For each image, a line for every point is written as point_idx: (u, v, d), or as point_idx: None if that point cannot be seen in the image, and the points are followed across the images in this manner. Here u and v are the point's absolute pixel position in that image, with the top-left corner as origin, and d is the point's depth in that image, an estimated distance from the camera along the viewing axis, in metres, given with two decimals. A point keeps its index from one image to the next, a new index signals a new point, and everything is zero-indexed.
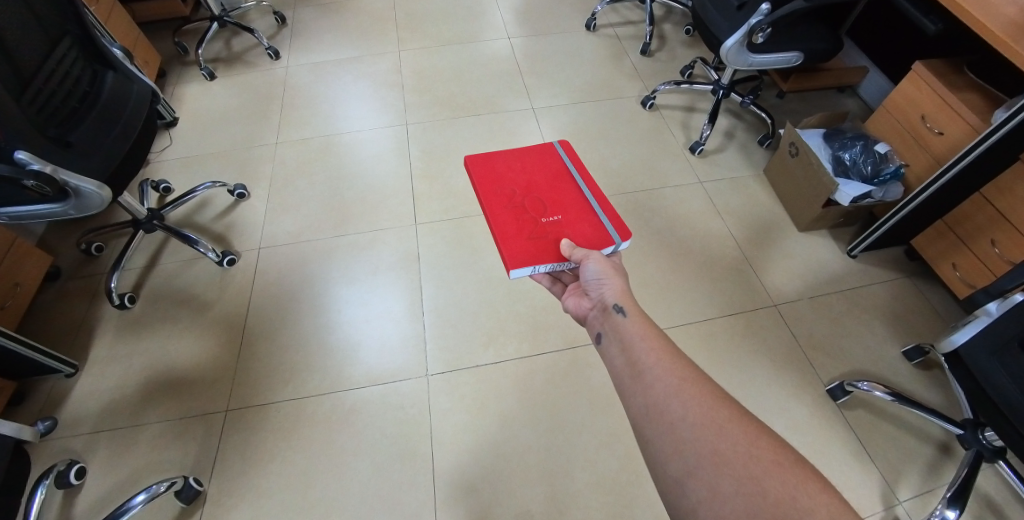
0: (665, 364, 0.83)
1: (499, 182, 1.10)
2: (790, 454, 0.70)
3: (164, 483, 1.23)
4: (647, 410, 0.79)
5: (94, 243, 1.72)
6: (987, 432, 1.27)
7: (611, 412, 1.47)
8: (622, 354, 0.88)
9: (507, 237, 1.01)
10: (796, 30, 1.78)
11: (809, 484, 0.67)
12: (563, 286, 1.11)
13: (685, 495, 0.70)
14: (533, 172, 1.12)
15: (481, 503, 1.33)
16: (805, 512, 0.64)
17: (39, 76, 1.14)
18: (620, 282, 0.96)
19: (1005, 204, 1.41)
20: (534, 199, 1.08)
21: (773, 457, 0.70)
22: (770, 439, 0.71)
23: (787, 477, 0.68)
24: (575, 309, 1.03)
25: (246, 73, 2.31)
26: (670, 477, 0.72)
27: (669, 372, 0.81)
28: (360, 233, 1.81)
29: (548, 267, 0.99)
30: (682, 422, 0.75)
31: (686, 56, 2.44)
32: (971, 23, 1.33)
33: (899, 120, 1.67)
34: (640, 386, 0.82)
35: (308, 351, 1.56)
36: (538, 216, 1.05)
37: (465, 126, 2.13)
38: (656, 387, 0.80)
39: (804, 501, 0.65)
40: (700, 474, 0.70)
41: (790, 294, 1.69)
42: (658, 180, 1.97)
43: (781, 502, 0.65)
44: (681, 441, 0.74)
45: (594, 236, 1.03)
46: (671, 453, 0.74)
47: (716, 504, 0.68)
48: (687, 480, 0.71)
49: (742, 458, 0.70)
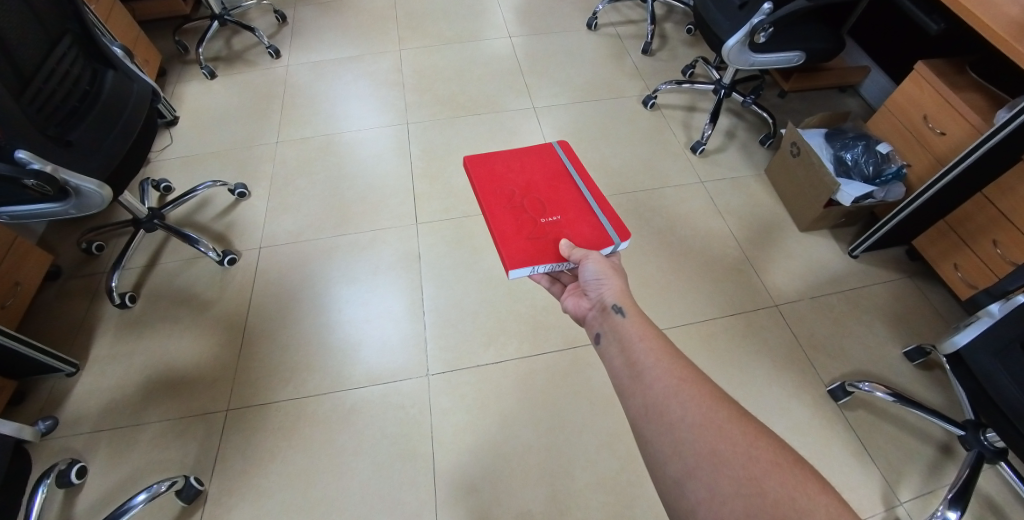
0: (664, 365, 0.82)
1: (499, 182, 1.10)
2: (790, 454, 0.70)
3: (165, 482, 1.23)
4: (646, 410, 0.79)
5: (94, 242, 1.72)
6: (988, 433, 1.27)
7: (612, 412, 1.47)
8: (621, 354, 0.87)
9: (506, 237, 1.01)
10: (797, 29, 1.78)
11: (809, 485, 0.67)
12: (562, 286, 1.11)
13: (685, 495, 0.70)
14: (533, 173, 1.12)
15: (481, 503, 1.33)
16: (805, 512, 0.64)
17: (39, 75, 1.14)
18: (619, 283, 0.96)
19: (1006, 204, 1.41)
20: (533, 199, 1.08)
21: (773, 457, 0.70)
22: (770, 440, 0.71)
23: (787, 478, 0.67)
24: (574, 309, 1.02)
25: (246, 72, 2.31)
26: (670, 477, 0.72)
27: (668, 373, 0.81)
28: (360, 232, 1.81)
29: (547, 267, 0.99)
30: (682, 422, 0.75)
31: (687, 55, 2.44)
32: (974, 23, 1.32)
33: (901, 121, 1.67)
34: (639, 387, 0.81)
35: (308, 350, 1.56)
36: (537, 216, 1.05)
37: (465, 126, 2.12)
38: (655, 387, 0.80)
39: (804, 501, 0.65)
40: (699, 474, 0.70)
41: (791, 294, 1.69)
42: (659, 180, 1.96)
43: (781, 503, 0.65)
44: (681, 442, 0.73)
45: (594, 236, 1.03)
46: (671, 454, 0.73)
47: (716, 505, 0.67)
48: (686, 481, 0.71)
49: (741, 459, 0.70)
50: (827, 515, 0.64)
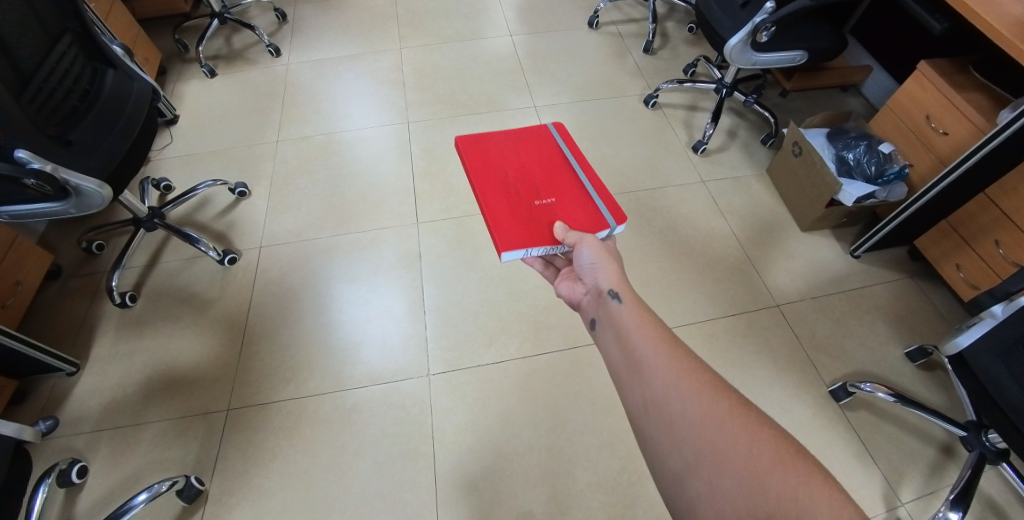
0: (663, 358, 0.81)
1: (492, 166, 1.09)
2: (790, 445, 0.69)
3: (166, 482, 1.22)
4: (645, 405, 0.78)
5: (95, 241, 1.71)
6: (991, 434, 1.25)
7: (613, 412, 1.47)
8: (619, 345, 0.87)
9: (500, 221, 1.00)
10: (800, 28, 1.77)
11: (809, 477, 0.66)
12: (555, 270, 1.10)
13: (684, 489, 0.71)
14: (528, 157, 1.12)
15: (483, 503, 1.33)
16: (804, 506, 0.64)
17: (39, 74, 1.13)
18: (615, 268, 0.95)
19: (1009, 204, 1.40)
20: (528, 183, 1.07)
21: (772, 449, 0.69)
22: (773, 434, 0.70)
23: (786, 471, 0.67)
24: (568, 294, 1.03)
25: (246, 70, 2.30)
26: (669, 472, 0.73)
27: (667, 363, 0.80)
28: (361, 232, 1.80)
29: (541, 250, 0.99)
30: (680, 416, 0.75)
31: (689, 53, 2.43)
32: (978, 22, 1.31)
33: (903, 120, 1.66)
34: (637, 378, 0.81)
35: (309, 351, 1.55)
36: (531, 199, 1.04)
37: (466, 124, 2.12)
38: (653, 379, 0.79)
39: (802, 495, 0.64)
40: (698, 468, 0.70)
41: (793, 295, 1.69)
42: (661, 179, 1.96)
43: (779, 497, 0.65)
44: (680, 436, 0.73)
45: (589, 220, 1.02)
46: (669, 447, 0.74)
47: (715, 500, 0.68)
48: (685, 475, 0.71)
49: (740, 452, 0.69)
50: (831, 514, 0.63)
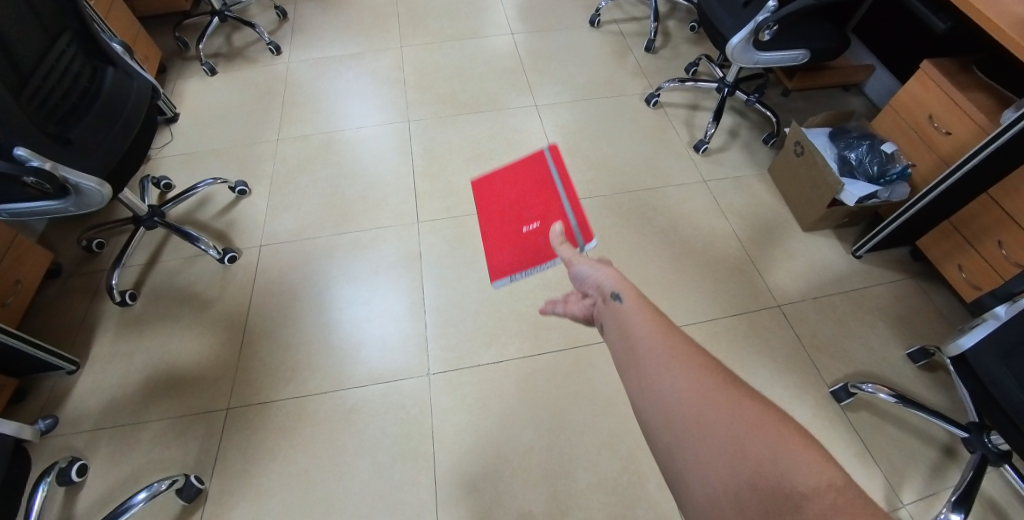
0: (655, 337, 0.75)
1: (489, 198, 1.09)
2: (780, 415, 0.64)
3: (166, 481, 1.22)
4: (638, 386, 0.72)
5: (95, 239, 1.71)
6: (993, 436, 1.25)
7: (613, 412, 1.46)
8: (616, 331, 0.80)
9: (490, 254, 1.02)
10: (802, 27, 1.76)
11: (797, 446, 0.60)
12: None
13: (674, 460, 0.66)
14: (524, 180, 1.07)
15: (483, 504, 1.33)
16: (790, 474, 0.58)
17: (39, 72, 1.13)
18: (613, 270, 0.87)
19: (1012, 204, 1.40)
20: (520, 209, 1.04)
21: (761, 420, 0.63)
22: (762, 405, 0.65)
23: (773, 441, 0.61)
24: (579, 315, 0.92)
25: (246, 69, 2.29)
26: (660, 443, 0.68)
27: (658, 341, 0.74)
28: (362, 230, 1.80)
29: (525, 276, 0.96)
30: (668, 391, 0.69)
31: (691, 52, 2.42)
32: (982, 22, 1.31)
33: (906, 120, 1.65)
34: (629, 357, 0.75)
35: (309, 350, 1.55)
36: (520, 225, 1.02)
37: (466, 123, 2.11)
38: (643, 356, 0.73)
39: (786, 462, 0.59)
40: (685, 439, 0.65)
41: (794, 295, 1.68)
42: (662, 179, 1.95)
43: (765, 467, 0.59)
44: (668, 409, 0.68)
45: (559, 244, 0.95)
46: (658, 418, 0.68)
47: (704, 471, 0.63)
48: (674, 447, 0.66)
49: (726, 423, 0.64)
50: (812, 475, 0.58)
